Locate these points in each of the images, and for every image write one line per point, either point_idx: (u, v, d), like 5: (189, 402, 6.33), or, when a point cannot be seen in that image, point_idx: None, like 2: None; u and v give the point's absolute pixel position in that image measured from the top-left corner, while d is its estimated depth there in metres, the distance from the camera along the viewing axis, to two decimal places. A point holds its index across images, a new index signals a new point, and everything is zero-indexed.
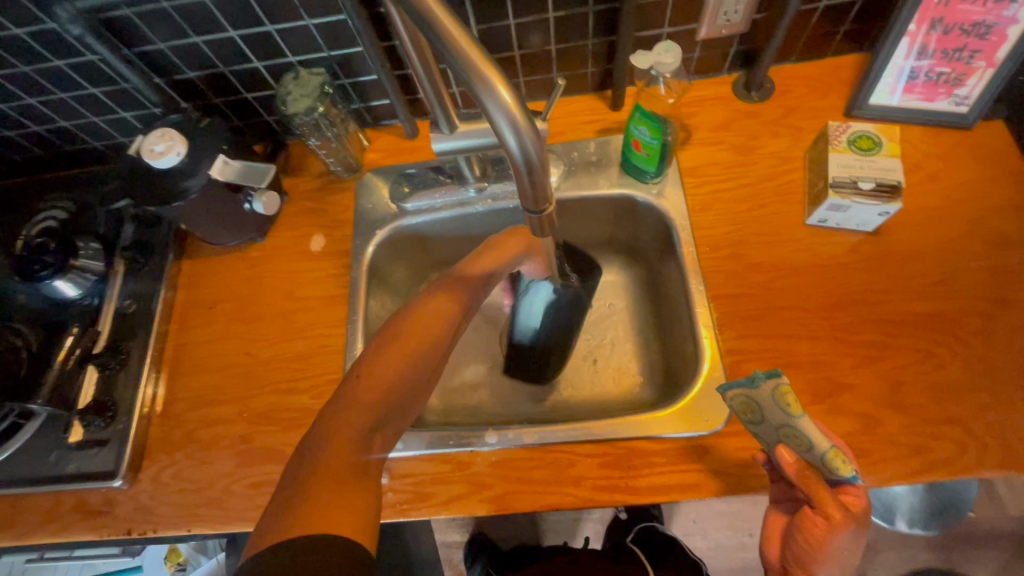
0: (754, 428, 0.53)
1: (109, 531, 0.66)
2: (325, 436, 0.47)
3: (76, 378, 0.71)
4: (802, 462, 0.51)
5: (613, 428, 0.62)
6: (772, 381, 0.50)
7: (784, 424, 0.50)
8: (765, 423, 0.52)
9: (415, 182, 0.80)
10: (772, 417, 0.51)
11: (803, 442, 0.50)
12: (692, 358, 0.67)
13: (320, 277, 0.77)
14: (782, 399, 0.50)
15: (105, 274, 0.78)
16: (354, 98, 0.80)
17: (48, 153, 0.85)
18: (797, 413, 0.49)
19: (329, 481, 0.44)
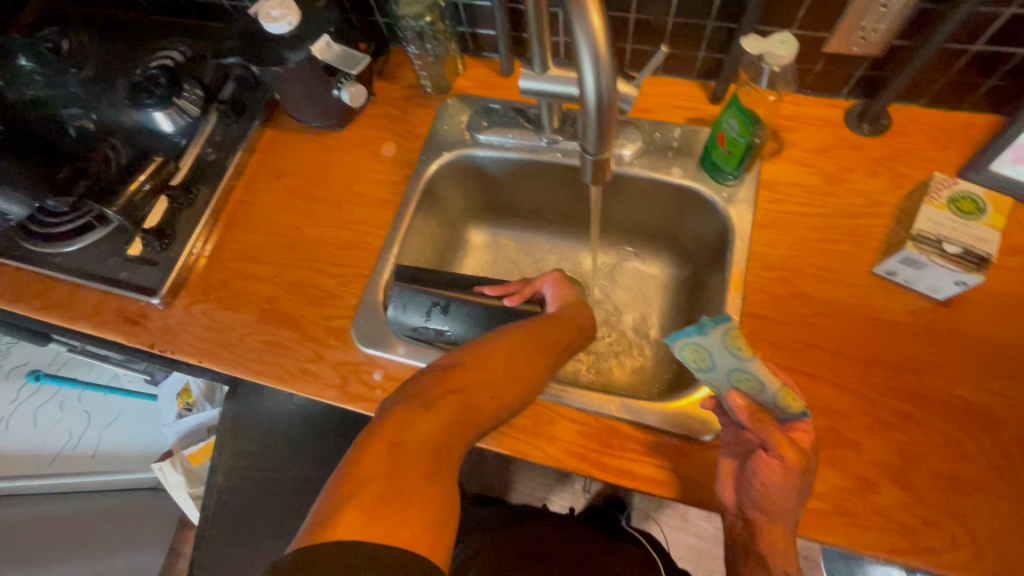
0: (705, 376, 0.52)
1: (136, 339, 0.74)
2: (427, 428, 0.43)
3: (146, 206, 0.77)
4: (754, 405, 0.51)
5: (602, 404, 0.62)
6: (721, 327, 0.51)
7: (734, 368, 0.50)
8: (715, 370, 0.51)
9: (495, 119, 0.80)
10: (722, 361, 0.51)
11: (755, 384, 0.50)
12: None
13: (381, 180, 0.80)
14: (732, 342, 0.50)
15: (199, 120, 0.84)
16: (463, 20, 0.81)
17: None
18: (748, 355, 0.50)
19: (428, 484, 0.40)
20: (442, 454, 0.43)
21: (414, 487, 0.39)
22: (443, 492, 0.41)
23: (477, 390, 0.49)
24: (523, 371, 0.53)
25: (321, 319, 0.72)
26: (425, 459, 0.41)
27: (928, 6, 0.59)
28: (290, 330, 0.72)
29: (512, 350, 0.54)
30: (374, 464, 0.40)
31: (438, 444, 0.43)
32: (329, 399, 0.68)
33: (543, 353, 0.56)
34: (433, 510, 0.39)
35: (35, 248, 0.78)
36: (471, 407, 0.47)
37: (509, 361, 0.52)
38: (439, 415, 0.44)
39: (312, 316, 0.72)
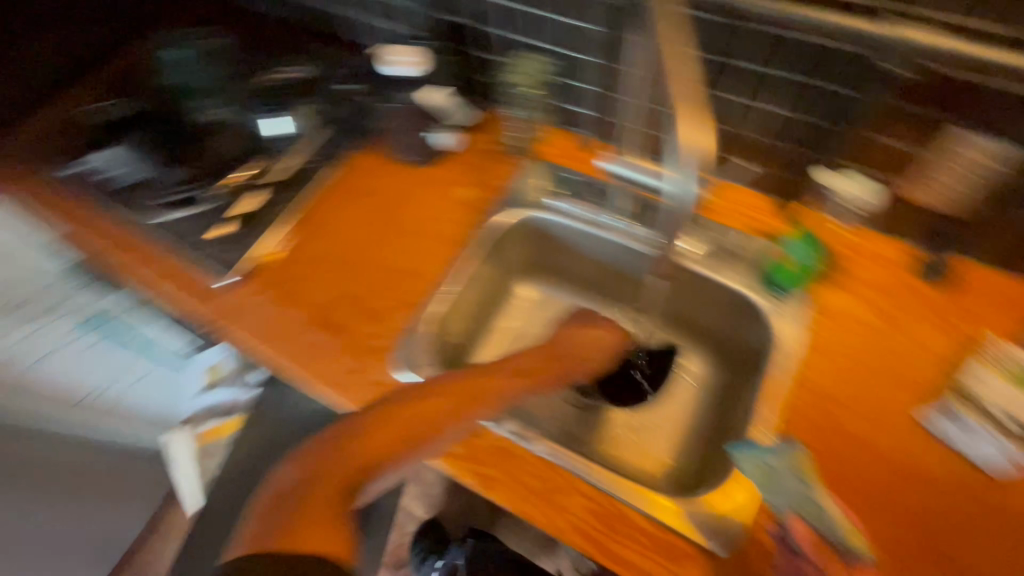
0: (770, 498, 0.55)
1: (196, 311, 0.79)
2: (321, 460, 0.50)
3: (235, 196, 0.86)
4: (817, 535, 0.51)
5: (616, 487, 0.61)
6: (789, 453, 0.57)
7: (800, 493, 0.53)
8: (780, 493, 0.54)
9: (571, 188, 0.86)
10: (787, 486, 0.54)
11: (818, 513, 0.52)
12: (723, 474, 0.65)
13: (452, 219, 0.86)
14: (796, 468, 0.56)
15: (305, 130, 0.92)
16: (563, 97, 0.88)
17: (329, 32, 1.05)
18: (813, 484, 0.54)
19: (317, 509, 0.46)
20: (335, 489, 0.48)
21: (313, 515, 0.45)
22: (338, 520, 0.45)
23: (375, 432, 0.52)
24: (446, 405, 0.56)
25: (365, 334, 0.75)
26: (316, 504, 0.46)
27: (1006, 177, 0.62)
28: (336, 337, 0.75)
29: (433, 390, 0.57)
30: (274, 507, 0.46)
31: (327, 487, 0.48)
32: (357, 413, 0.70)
33: (468, 392, 0.58)
34: (327, 525, 0.44)
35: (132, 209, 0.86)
36: (364, 448, 0.51)
37: (413, 404, 0.55)
38: (339, 455, 0.50)
39: (361, 329, 0.76)
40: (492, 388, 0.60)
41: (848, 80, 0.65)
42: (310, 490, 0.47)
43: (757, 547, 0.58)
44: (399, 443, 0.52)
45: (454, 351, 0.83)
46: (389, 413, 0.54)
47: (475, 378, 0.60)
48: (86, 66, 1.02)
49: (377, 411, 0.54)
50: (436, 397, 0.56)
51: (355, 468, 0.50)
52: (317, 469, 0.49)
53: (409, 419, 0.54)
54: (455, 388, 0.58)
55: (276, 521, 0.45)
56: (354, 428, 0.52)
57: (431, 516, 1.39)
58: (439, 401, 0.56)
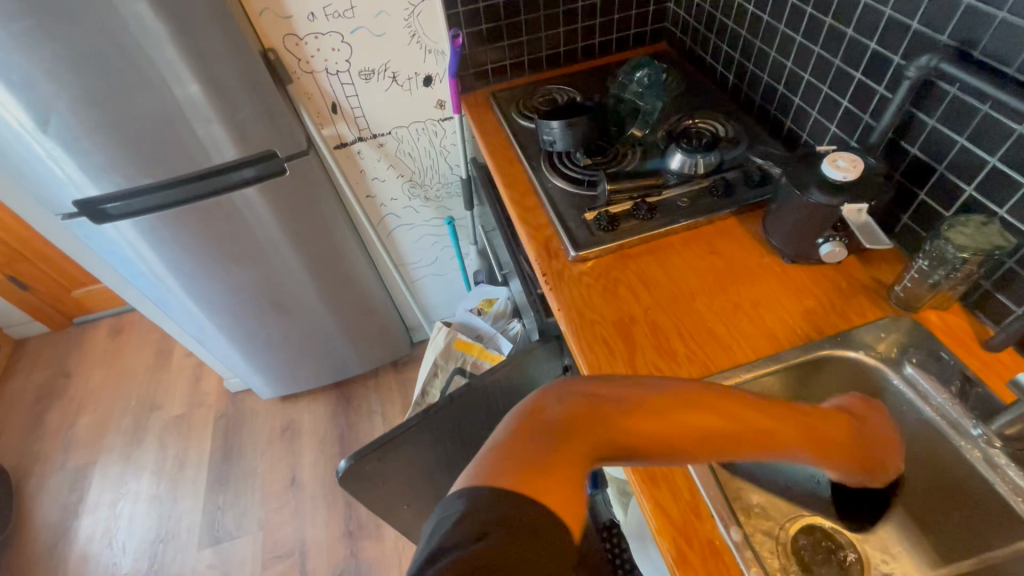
0: None
1: (539, 261, 0.96)
2: (582, 415, 0.47)
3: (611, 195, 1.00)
4: None
5: None
6: None
7: None
8: None
9: (939, 370, 0.74)
10: None
11: None
12: None
13: (784, 320, 0.82)
14: None
15: (699, 177, 1.01)
16: (992, 278, 0.75)
17: (761, 107, 1.11)
18: None
19: (561, 463, 0.44)
20: (582, 453, 0.46)
21: (562, 471, 0.44)
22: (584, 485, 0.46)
23: (638, 415, 0.49)
24: (706, 421, 0.52)
25: (651, 364, 0.79)
26: (558, 465, 0.44)
27: None
28: (625, 349, 0.82)
29: (699, 398, 0.53)
30: (505, 451, 0.44)
31: (577, 446, 0.46)
32: None
33: (728, 421, 0.53)
34: (575, 489, 0.44)
35: (543, 169, 1.09)
36: (619, 430, 0.48)
37: (666, 406, 0.50)
38: (599, 417, 0.48)
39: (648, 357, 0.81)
40: (749, 435, 0.54)
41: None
42: (554, 444, 0.45)
43: None
44: (651, 434, 0.49)
45: None
46: (655, 401, 0.50)
47: (723, 396, 0.54)
48: (561, 58, 1.36)
49: (641, 392, 0.50)
50: (703, 407, 0.52)
51: (606, 440, 0.47)
52: (571, 420, 0.47)
53: (661, 424, 0.50)
54: (720, 409, 0.53)
55: (506, 466, 0.43)
56: (616, 398, 0.49)
57: None
58: (702, 413, 0.52)
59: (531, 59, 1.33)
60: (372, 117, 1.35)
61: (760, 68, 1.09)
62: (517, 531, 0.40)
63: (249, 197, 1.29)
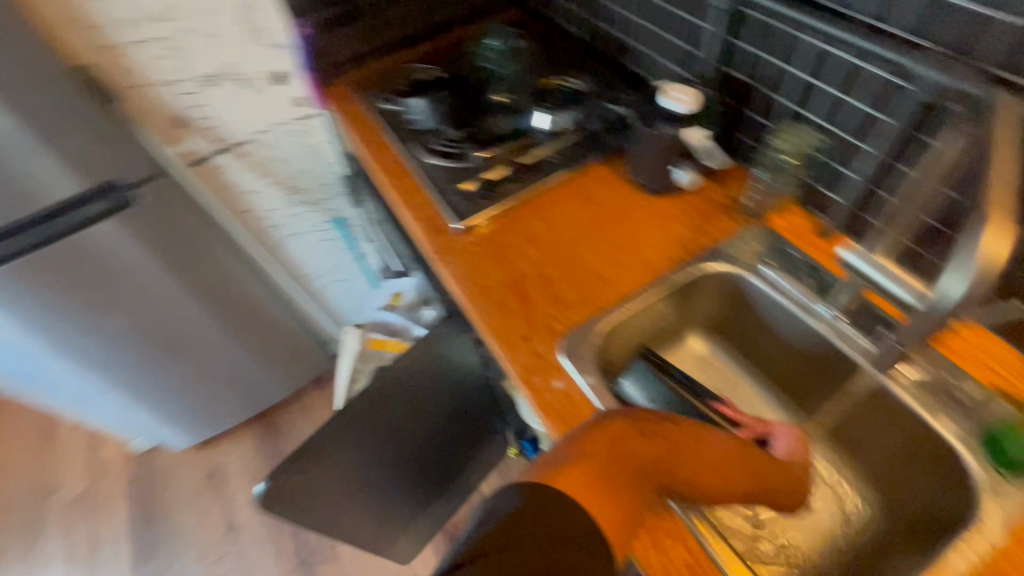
0: None
1: (427, 238, 0.95)
2: (651, 436, 0.49)
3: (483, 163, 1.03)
4: None
5: (714, 546, 0.60)
6: None
7: None
8: None
9: (787, 264, 0.83)
10: None
11: None
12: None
13: (659, 250, 0.89)
14: None
15: (563, 133, 1.06)
16: (816, 176, 0.85)
17: (611, 56, 1.17)
18: None
19: (622, 477, 0.45)
20: (640, 474, 0.47)
21: (621, 487, 0.44)
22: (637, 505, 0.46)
23: (694, 454, 0.51)
24: (736, 477, 0.55)
25: (548, 314, 0.83)
26: (617, 479, 0.45)
27: None
28: (522, 304, 0.84)
29: (735, 452, 0.55)
30: (573, 456, 0.45)
31: (639, 464, 0.47)
32: (512, 372, 0.77)
33: (748, 476, 0.56)
34: (631, 508, 0.45)
35: (415, 148, 1.08)
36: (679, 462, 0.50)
37: (711, 447, 0.53)
38: (663, 444, 0.49)
39: (543, 308, 0.83)
40: (758, 488, 0.58)
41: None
42: (619, 460, 0.46)
43: None
44: (694, 478, 0.51)
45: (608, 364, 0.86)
46: (707, 446, 0.53)
47: (749, 453, 0.57)
48: (415, 36, 1.33)
49: (698, 434, 0.53)
50: (737, 463, 0.55)
51: (663, 466, 0.49)
52: (639, 437, 0.48)
53: (710, 466, 0.52)
54: (746, 466, 0.56)
55: (575, 471, 0.43)
56: (685, 433, 0.51)
57: None
58: (735, 468, 0.55)
59: (385, 41, 1.30)
60: (226, 123, 1.26)
61: (604, 20, 1.14)
62: (560, 535, 0.40)
63: (99, 232, 1.15)
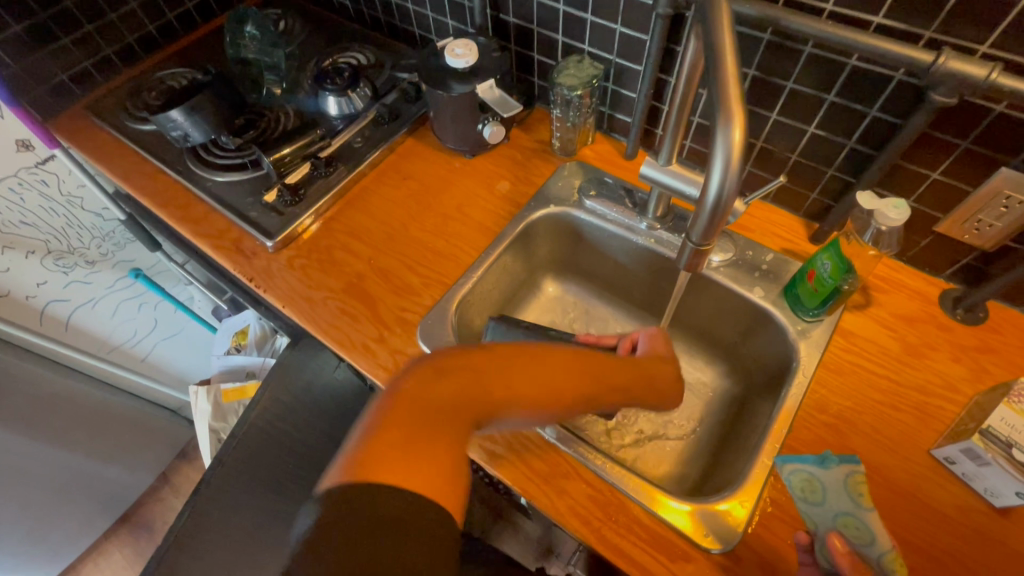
0: (809, 509, 0.55)
1: (239, 268, 0.84)
2: (447, 377, 0.42)
3: (280, 164, 0.90)
4: (857, 552, 0.51)
5: (608, 470, 0.63)
6: (846, 469, 0.57)
7: (847, 510, 0.54)
8: (824, 506, 0.55)
9: (604, 191, 0.87)
10: (836, 500, 0.55)
11: (864, 535, 0.52)
12: (705, 459, 0.78)
13: (488, 210, 0.88)
14: (853, 486, 0.56)
15: (360, 113, 0.97)
16: (607, 102, 0.89)
17: (386, 22, 1.10)
18: (866, 505, 0.54)
19: (422, 435, 0.39)
20: (444, 422, 0.41)
21: (423, 445, 0.39)
22: (450, 454, 0.40)
23: (512, 374, 0.45)
24: (579, 381, 0.49)
25: (394, 307, 0.78)
26: (416, 439, 0.39)
27: (1013, 245, 0.65)
28: (365, 306, 0.78)
29: (570, 355, 0.49)
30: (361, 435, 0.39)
31: (439, 412, 0.41)
32: (377, 379, 0.72)
33: (595, 375, 0.50)
34: (446, 461, 0.39)
35: (196, 169, 0.93)
36: (493, 384, 0.44)
37: (536, 358, 0.47)
38: (463, 380, 0.43)
39: (389, 303, 0.78)
40: (614, 384, 0.52)
41: (866, 95, 0.63)
42: (415, 415, 0.40)
43: (751, 555, 0.58)
44: (524, 399, 0.45)
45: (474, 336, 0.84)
46: (530, 360, 0.46)
47: (591, 353, 0.52)
48: (156, 37, 1.12)
49: (515, 351, 0.46)
50: (574, 364, 0.49)
51: (476, 400, 0.43)
52: (432, 382, 0.42)
53: (547, 384, 0.46)
54: (590, 367, 0.50)
55: (362, 450, 0.37)
56: (500, 353, 0.45)
57: None
58: (573, 372, 0.49)
59: (117, 49, 1.07)
60: None
61: None
62: (377, 527, 0.35)
63: None
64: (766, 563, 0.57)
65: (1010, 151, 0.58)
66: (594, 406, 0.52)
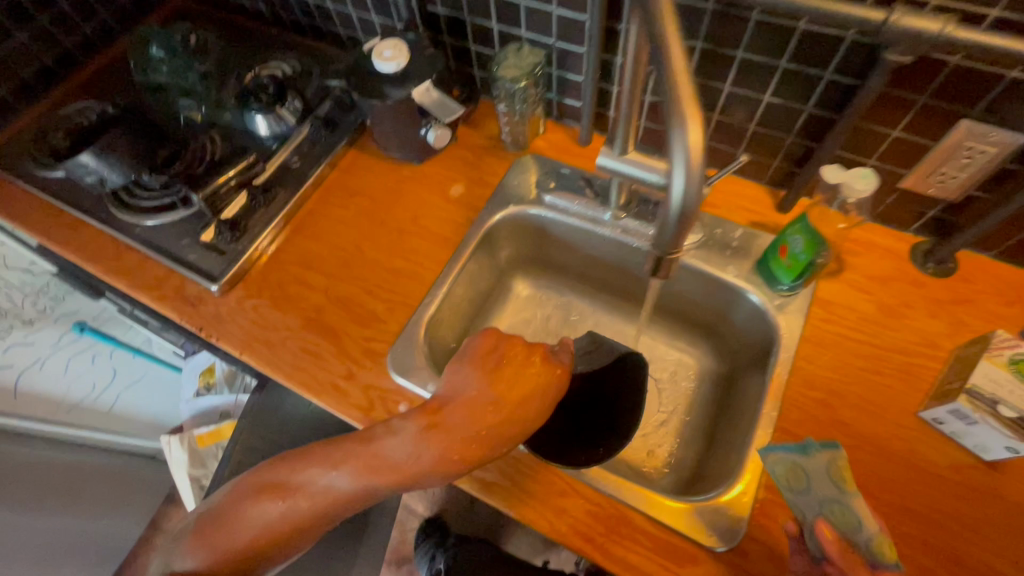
0: (792, 498, 0.53)
1: (188, 318, 0.78)
2: (245, 500, 0.56)
3: (212, 198, 0.83)
4: (842, 539, 0.50)
5: (605, 482, 0.61)
6: (828, 454, 0.53)
7: (832, 497, 0.51)
8: (808, 494, 0.52)
9: (563, 183, 0.83)
10: (819, 487, 0.52)
11: (849, 520, 0.50)
12: (699, 444, 0.77)
13: (446, 219, 0.83)
14: (835, 471, 0.52)
15: (293, 129, 0.90)
16: (553, 88, 0.84)
17: (306, 23, 1.01)
18: (850, 489, 0.51)
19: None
20: None
21: (235, 550, 0.56)
22: (268, 537, 0.55)
23: (288, 486, 0.55)
24: (347, 477, 0.55)
25: (360, 338, 0.74)
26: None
27: (978, 194, 0.64)
28: (329, 342, 0.74)
29: (343, 449, 0.56)
30: (203, 544, 0.56)
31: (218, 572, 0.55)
32: (353, 420, 0.69)
33: (368, 460, 0.54)
34: (265, 538, 0.55)
35: (120, 215, 0.85)
36: (259, 517, 0.55)
37: (317, 456, 0.56)
38: (264, 491, 0.56)
39: (353, 335, 0.74)
40: (388, 465, 0.54)
41: (818, 59, 0.60)
42: (218, 552, 0.55)
43: (760, 547, 0.57)
44: (308, 495, 0.55)
45: (449, 353, 0.80)
46: (303, 471, 0.56)
47: (370, 437, 0.55)
48: (53, 69, 1.01)
49: (298, 461, 0.57)
50: (340, 459, 0.55)
51: (252, 540, 0.55)
52: (250, 488, 0.57)
53: (322, 479, 0.55)
54: (358, 456, 0.55)
55: (210, 549, 0.55)
56: (273, 476, 0.57)
57: (432, 508, 1.56)
58: (339, 466, 0.55)
59: (11, 89, 0.96)
60: None
61: None
62: None
63: None
64: (773, 552, 0.57)
65: (969, 102, 0.56)
66: (389, 484, 0.54)
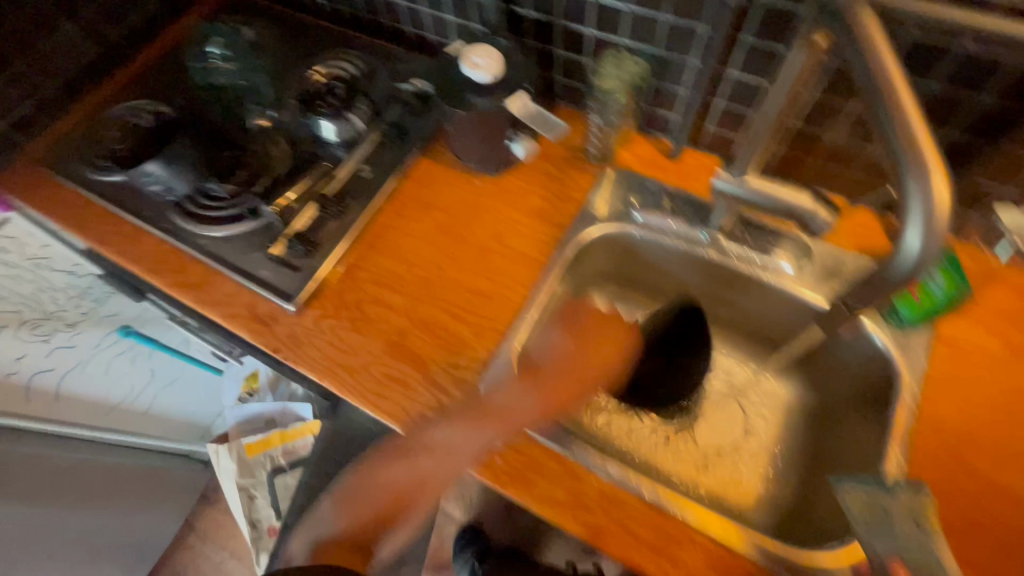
0: (870, 536, 0.48)
1: (261, 338, 0.74)
2: (367, 469, 0.63)
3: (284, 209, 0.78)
4: None
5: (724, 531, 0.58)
6: (915, 491, 0.50)
7: (916, 539, 0.47)
8: (890, 533, 0.48)
9: (649, 199, 0.79)
10: (902, 527, 0.48)
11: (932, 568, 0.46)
12: (797, 480, 0.74)
13: (530, 236, 0.78)
14: (923, 513, 0.48)
15: (362, 135, 0.85)
16: (646, 98, 0.79)
17: (370, 20, 0.96)
18: (935, 532, 0.48)
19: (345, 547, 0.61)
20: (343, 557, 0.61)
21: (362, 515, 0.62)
22: (391, 499, 0.62)
23: (405, 452, 0.62)
24: (459, 428, 0.60)
25: (448, 365, 0.70)
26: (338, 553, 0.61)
27: None
28: (415, 368, 0.70)
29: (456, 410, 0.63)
30: (337, 512, 0.64)
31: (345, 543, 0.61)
32: None
33: (479, 413, 0.61)
34: (388, 502, 0.62)
35: (183, 224, 0.80)
36: (383, 479, 0.62)
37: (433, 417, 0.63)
38: (382, 460, 0.63)
39: (441, 361, 0.70)
40: (500, 414, 0.60)
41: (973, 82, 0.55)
42: (351, 514, 0.63)
43: None
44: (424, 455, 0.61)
45: None
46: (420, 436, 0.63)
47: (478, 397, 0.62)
48: (102, 63, 0.95)
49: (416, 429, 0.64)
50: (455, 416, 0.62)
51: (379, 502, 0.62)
52: (371, 459, 0.64)
53: (436, 433, 0.61)
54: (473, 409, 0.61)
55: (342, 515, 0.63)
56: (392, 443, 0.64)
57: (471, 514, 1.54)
58: (453, 421, 0.61)
59: (59, 85, 0.91)
60: None
61: None
62: None
63: None
64: None
65: None
66: (501, 430, 0.60)
